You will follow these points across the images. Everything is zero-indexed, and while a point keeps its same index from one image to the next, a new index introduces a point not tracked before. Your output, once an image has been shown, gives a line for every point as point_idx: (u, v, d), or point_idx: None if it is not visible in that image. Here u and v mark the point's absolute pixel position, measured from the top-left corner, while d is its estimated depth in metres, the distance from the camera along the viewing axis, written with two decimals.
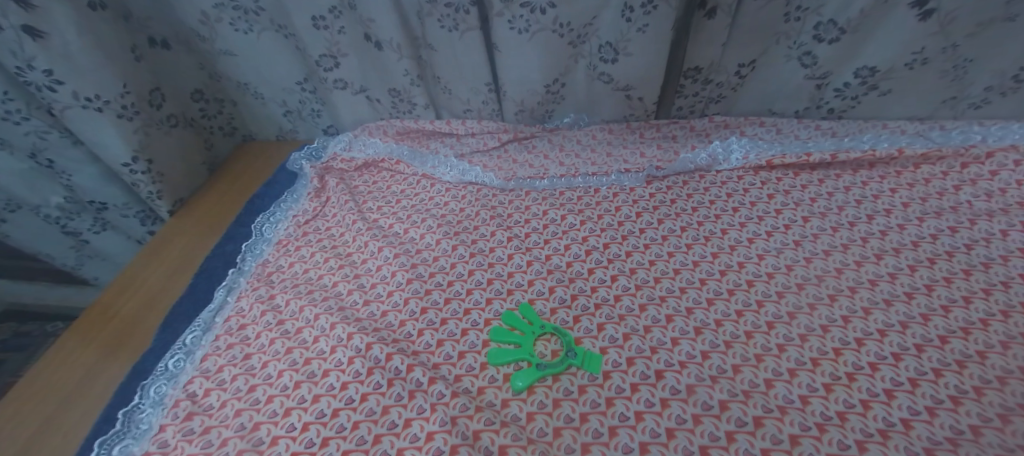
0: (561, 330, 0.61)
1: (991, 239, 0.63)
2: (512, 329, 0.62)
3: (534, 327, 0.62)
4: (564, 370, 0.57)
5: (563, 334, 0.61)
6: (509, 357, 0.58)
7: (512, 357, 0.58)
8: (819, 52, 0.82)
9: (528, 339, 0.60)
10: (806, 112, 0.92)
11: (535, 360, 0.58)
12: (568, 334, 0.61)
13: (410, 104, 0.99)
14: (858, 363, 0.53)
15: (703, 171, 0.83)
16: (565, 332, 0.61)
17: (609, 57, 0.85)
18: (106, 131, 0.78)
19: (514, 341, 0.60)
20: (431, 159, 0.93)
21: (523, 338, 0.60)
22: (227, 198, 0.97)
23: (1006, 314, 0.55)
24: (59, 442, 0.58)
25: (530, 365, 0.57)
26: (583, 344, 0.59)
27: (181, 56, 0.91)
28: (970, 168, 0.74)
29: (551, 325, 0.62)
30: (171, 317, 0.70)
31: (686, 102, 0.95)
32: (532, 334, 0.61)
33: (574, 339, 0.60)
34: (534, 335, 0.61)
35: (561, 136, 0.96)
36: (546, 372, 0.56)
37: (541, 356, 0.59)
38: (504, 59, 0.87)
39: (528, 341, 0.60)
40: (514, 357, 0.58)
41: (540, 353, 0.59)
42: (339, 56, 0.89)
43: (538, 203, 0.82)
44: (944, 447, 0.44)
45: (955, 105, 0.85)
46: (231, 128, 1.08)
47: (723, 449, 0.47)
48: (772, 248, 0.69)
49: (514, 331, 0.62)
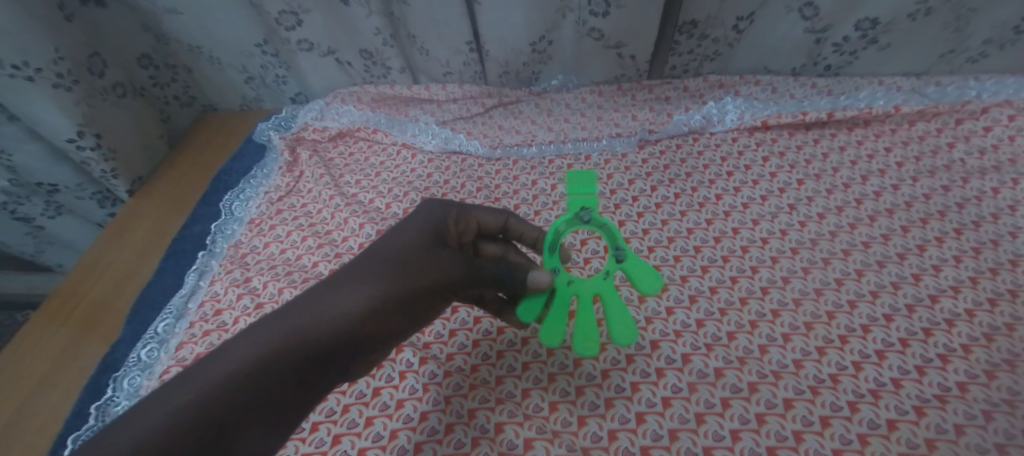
0: (571, 218, 0.45)
1: (983, 197, 0.63)
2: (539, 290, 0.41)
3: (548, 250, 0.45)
4: (647, 291, 0.42)
5: (578, 222, 0.44)
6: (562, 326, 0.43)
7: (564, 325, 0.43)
8: (821, 2, 0.78)
9: (560, 279, 0.45)
10: (802, 69, 0.89)
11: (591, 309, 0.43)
12: (585, 213, 0.44)
13: (384, 67, 0.92)
14: (850, 325, 0.53)
15: (696, 133, 0.80)
16: (577, 214, 0.45)
17: (599, 10, 0.79)
18: (42, 103, 0.71)
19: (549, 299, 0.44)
20: (411, 127, 0.87)
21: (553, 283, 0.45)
22: (188, 175, 0.90)
23: (995, 271, 0.55)
24: (37, 433, 0.55)
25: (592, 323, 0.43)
26: (606, 225, 0.45)
27: (121, 16, 0.82)
28: (965, 124, 0.73)
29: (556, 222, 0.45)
30: (139, 306, 0.66)
31: (681, 60, 0.91)
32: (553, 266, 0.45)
33: (592, 214, 0.45)
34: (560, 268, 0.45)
35: (549, 100, 0.90)
36: (618, 327, 0.42)
37: (591, 291, 0.44)
38: (486, 14, 0.81)
39: (564, 282, 0.44)
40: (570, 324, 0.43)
41: (588, 285, 0.45)
42: (301, 12, 0.82)
43: (526, 172, 0.78)
44: (934, 405, 0.45)
45: (952, 59, 0.83)
46: (189, 98, 1.00)
47: (719, 416, 0.47)
48: (767, 212, 0.67)
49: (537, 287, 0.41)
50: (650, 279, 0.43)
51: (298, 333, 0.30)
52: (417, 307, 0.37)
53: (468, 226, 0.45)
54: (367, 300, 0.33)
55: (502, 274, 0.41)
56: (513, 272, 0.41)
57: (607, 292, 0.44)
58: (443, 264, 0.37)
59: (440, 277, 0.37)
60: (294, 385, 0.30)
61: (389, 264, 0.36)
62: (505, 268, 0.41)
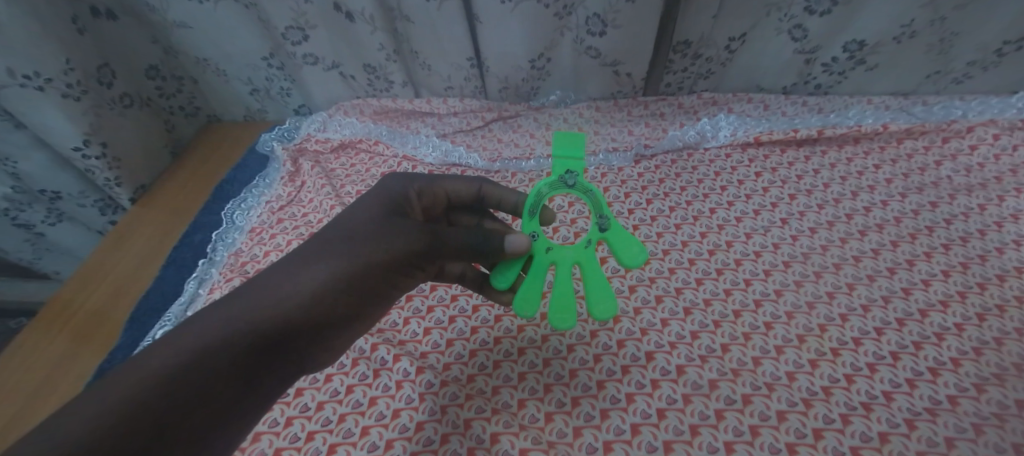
0: (555, 181, 0.47)
1: (969, 213, 0.65)
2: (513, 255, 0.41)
3: (530, 214, 0.48)
4: (626, 260, 0.45)
5: (561, 185, 0.47)
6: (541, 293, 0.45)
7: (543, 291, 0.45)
8: (810, 25, 0.81)
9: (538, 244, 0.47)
10: (793, 88, 0.91)
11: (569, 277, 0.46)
12: (569, 176, 0.47)
13: (387, 81, 0.94)
14: (842, 338, 0.54)
15: (691, 148, 0.82)
16: (560, 177, 0.47)
17: (596, 29, 0.82)
18: (51, 112, 0.72)
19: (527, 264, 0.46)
20: (412, 139, 0.89)
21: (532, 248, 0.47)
22: (189, 185, 0.90)
23: (982, 286, 0.56)
24: None
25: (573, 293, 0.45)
26: (588, 189, 0.47)
27: (131, 29, 0.84)
28: (951, 142, 0.75)
29: (538, 185, 0.47)
30: (138, 313, 0.66)
31: (675, 78, 0.93)
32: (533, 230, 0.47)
33: (577, 176, 0.47)
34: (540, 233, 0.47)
35: (548, 114, 0.92)
36: (597, 294, 0.45)
37: (569, 258, 0.47)
38: (486, 31, 0.83)
39: (543, 249, 0.47)
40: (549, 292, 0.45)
41: (568, 253, 0.47)
42: (308, 28, 0.84)
43: (524, 184, 0.80)
44: (924, 418, 0.45)
45: (938, 80, 0.85)
46: (194, 108, 1.02)
47: (713, 428, 0.47)
48: (760, 226, 0.68)
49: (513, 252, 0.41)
50: (629, 249, 0.45)
51: (255, 314, 0.33)
52: (372, 282, 0.38)
53: (435, 198, 0.49)
54: (318, 276, 0.36)
55: (472, 241, 0.40)
56: (489, 240, 0.40)
57: (586, 259, 0.47)
58: (397, 238, 0.39)
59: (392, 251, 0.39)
60: (251, 370, 0.33)
61: (342, 243, 0.38)
62: (479, 235, 0.40)
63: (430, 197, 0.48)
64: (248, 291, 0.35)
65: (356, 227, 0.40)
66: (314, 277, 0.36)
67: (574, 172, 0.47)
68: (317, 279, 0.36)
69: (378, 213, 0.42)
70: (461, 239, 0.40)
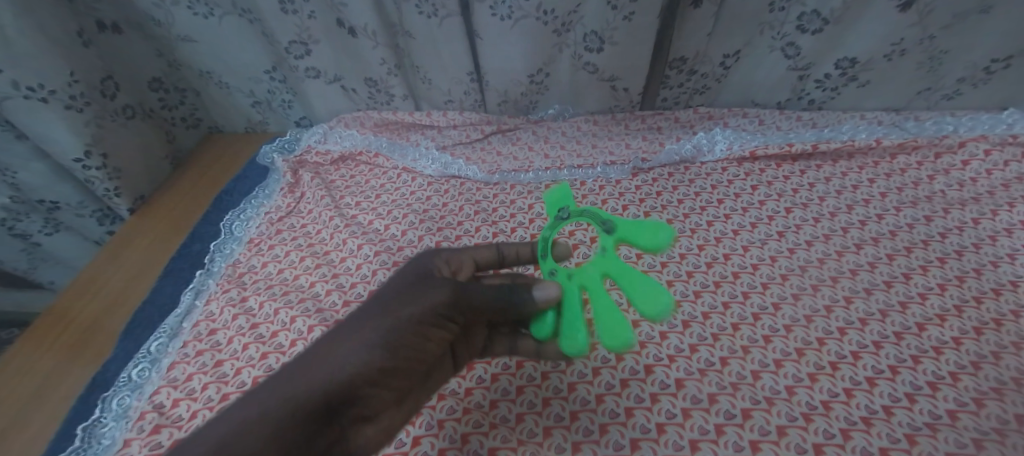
0: (553, 223, 0.48)
1: (963, 227, 0.65)
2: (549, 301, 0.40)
3: (545, 259, 0.47)
4: (650, 246, 0.37)
5: (559, 222, 0.48)
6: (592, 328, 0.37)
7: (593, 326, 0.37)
8: (802, 43, 0.82)
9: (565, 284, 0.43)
10: (788, 103, 0.93)
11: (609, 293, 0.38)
12: (563, 211, 0.48)
13: (388, 95, 0.96)
14: (840, 352, 0.54)
15: (688, 162, 0.83)
16: (556, 215, 0.48)
17: (594, 45, 0.84)
18: (53, 123, 0.73)
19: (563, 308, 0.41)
20: (412, 152, 0.90)
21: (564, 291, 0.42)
22: (187, 194, 0.91)
23: (978, 300, 0.57)
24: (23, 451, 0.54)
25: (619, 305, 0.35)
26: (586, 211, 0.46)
27: (136, 42, 0.86)
28: (943, 157, 0.76)
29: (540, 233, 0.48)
30: (133, 324, 0.66)
31: (671, 93, 0.95)
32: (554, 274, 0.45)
33: (570, 208, 0.48)
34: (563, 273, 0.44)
35: (546, 128, 0.93)
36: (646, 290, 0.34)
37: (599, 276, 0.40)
38: (486, 47, 0.85)
39: (566, 279, 0.43)
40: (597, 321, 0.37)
41: (594, 272, 0.41)
42: (311, 43, 0.86)
43: (523, 196, 0.80)
44: (925, 433, 0.45)
45: (929, 96, 0.87)
46: (196, 120, 1.03)
47: (713, 443, 0.46)
48: (757, 239, 0.69)
49: (546, 299, 0.40)
50: (647, 235, 0.38)
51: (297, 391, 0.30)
52: (405, 350, 0.36)
53: (463, 264, 0.45)
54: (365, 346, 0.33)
55: (497, 294, 0.41)
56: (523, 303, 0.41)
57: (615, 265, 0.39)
58: (422, 299, 0.37)
59: (417, 311, 0.36)
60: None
61: (370, 317, 0.36)
62: (508, 288, 0.41)
63: (457, 266, 0.45)
64: (256, 401, 0.29)
65: (376, 302, 0.37)
66: (344, 362, 0.32)
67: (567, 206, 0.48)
68: (352, 362, 0.32)
69: (396, 284, 0.39)
70: (485, 294, 0.40)
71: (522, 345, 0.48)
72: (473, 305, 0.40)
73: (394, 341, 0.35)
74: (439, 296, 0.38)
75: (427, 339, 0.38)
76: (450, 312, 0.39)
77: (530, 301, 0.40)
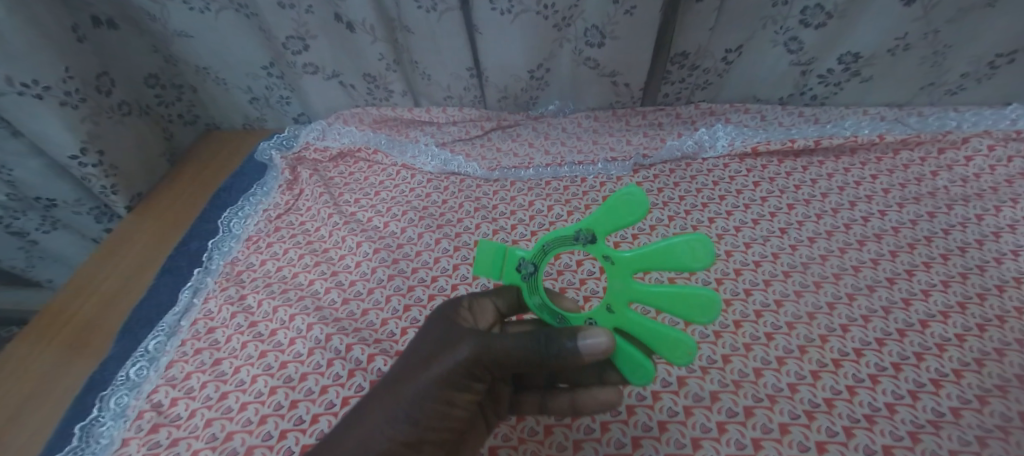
0: (529, 287, 0.41)
1: (967, 224, 0.65)
2: (609, 350, 0.34)
3: (559, 313, 0.41)
4: (638, 221, 0.32)
5: (530, 278, 0.41)
6: (660, 336, 0.35)
7: (659, 335, 0.34)
8: (805, 37, 0.82)
9: (604, 319, 0.38)
10: (790, 99, 0.92)
11: (643, 296, 0.34)
12: (521, 266, 0.40)
13: (386, 91, 0.95)
14: (843, 349, 0.53)
15: (689, 159, 0.82)
16: (519, 277, 0.41)
17: (594, 40, 0.83)
18: (48, 120, 0.72)
19: (619, 340, 0.37)
20: (411, 148, 0.89)
21: (608, 324, 0.38)
22: (184, 195, 0.90)
23: (982, 296, 0.56)
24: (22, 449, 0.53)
25: (666, 299, 0.32)
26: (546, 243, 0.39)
27: (131, 37, 0.85)
28: (947, 153, 0.75)
29: (526, 300, 0.42)
30: (131, 323, 0.65)
31: (673, 88, 0.94)
32: (584, 318, 0.39)
33: (524, 255, 0.40)
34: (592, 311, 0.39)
35: (547, 124, 0.93)
36: (677, 268, 0.31)
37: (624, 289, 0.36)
38: (485, 42, 0.84)
39: (604, 313, 0.38)
40: (657, 327, 0.34)
41: (616, 288, 0.36)
42: (308, 38, 0.85)
43: (523, 193, 0.79)
44: (928, 430, 0.45)
45: (932, 91, 0.87)
46: (192, 116, 1.02)
47: (715, 441, 0.46)
48: (759, 236, 0.68)
49: (602, 350, 0.33)
50: (623, 215, 0.33)
51: None
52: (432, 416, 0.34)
53: (485, 308, 0.42)
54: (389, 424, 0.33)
55: (525, 345, 0.34)
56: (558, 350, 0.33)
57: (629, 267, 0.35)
58: (435, 364, 0.35)
59: (428, 380, 0.34)
60: None
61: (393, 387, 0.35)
62: (541, 337, 0.34)
63: (480, 312, 0.41)
64: None
65: (398, 369, 0.36)
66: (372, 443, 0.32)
67: (520, 259, 0.41)
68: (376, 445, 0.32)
69: (419, 343, 0.38)
70: (509, 344, 0.34)
71: (585, 394, 0.42)
72: (499, 360, 0.35)
73: (414, 415, 0.33)
74: (451, 357, 0.34)
75: (450, 403, 0.35)
76: (470, 370, 0.35)
77: (574, 351, 0.33)
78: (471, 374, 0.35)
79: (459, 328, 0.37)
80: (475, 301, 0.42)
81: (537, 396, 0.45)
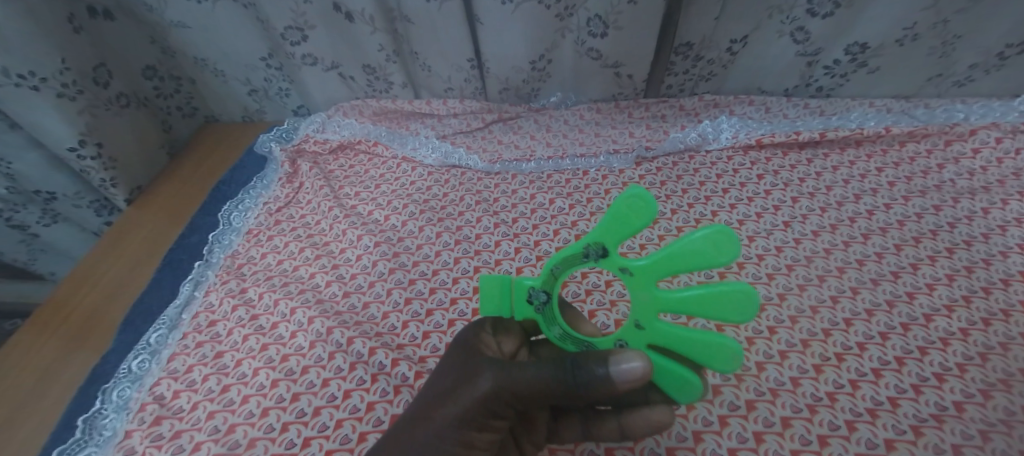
0: (546, 319, 0.39)
1: (973, 217, 0.64)
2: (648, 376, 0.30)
3: (584, 340, 0.38)
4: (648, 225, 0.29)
5: (545, 307, 0.38)
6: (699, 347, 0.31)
7: (695, 346, 0.31)
8: (812, 27, 0.80)
9: (634, 337, 0.35)
10: (795, 91, 0.91)
11: (671, 305, 0.31)
12: (532, 295, 0.38)
13: (386, 82, 0.94)
14: (846, 343, 0.53)
15: (692, 151, 0.82)
16: (532, 308, 0.39)
17: (597, 31, 0.82)
18: (45, 112, 0.71)
19: (655, 359, 0.34)
20: (411, 141, 0.88)
21: (640, 343, 0.35)
22: (183, 193, 0.88)
23: (987, 290, 0.56)
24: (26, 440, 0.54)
25: (696, 302, 0.29)
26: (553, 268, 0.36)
27: (127, 28, 0.84)
28: (953, 145, 0.75)
29: (547, 332, 0.40)
30: (132, 315, 0.65)
31: (676, 80, 0.93)
32: (612, 341, 0.36)
33: (533, 284, 0.38)
34: (620, 332, 0.36)
35: (549, 116, 0.92)
36: (703, 266, 0.27)
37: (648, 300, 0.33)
38: (486, 32, 0.83)
39: (634, 329, 0.35)
40: (692, 335, 0.31)
41: (641, 301, 0.33)
42: (307, 29, 0.84)
43: (525, 186, 0.79)
44: (931, 424, 0.45)
45: (940, 83, 0.85)
46: (191, 109, 1.01)
47: (717, 434, 0.46)
48: (762, 229, 0.68)
49: (640, 377, 0.29)
50: (631, 219, 0.30)
51: None
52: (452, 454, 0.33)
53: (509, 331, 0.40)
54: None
55: (550, 375, 0.31)
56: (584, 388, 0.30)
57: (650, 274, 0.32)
58: (451, 402, 0.33)
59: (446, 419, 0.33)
60: None
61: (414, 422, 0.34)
62: (567, 365, 0.31)
63: (505, 332, 0.40)
64: None
65: (420, 402, 0.36)
66: None
67: (529, 288, 0.38)
68: None
69: (438, 376, 0.36)
70: (532, 374, 0.32)
71: (632, 415, 0.38)
72: (522, 393, 0.32)
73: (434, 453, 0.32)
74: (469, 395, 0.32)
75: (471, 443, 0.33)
76: (490, 406, 0.33)
77: (607, 379, 0.30)
78: (492, 410, 0.33)
79: (477, 358, 0.35)
80: (499, 322, 0.40)
81: (579, 414, 0.42)
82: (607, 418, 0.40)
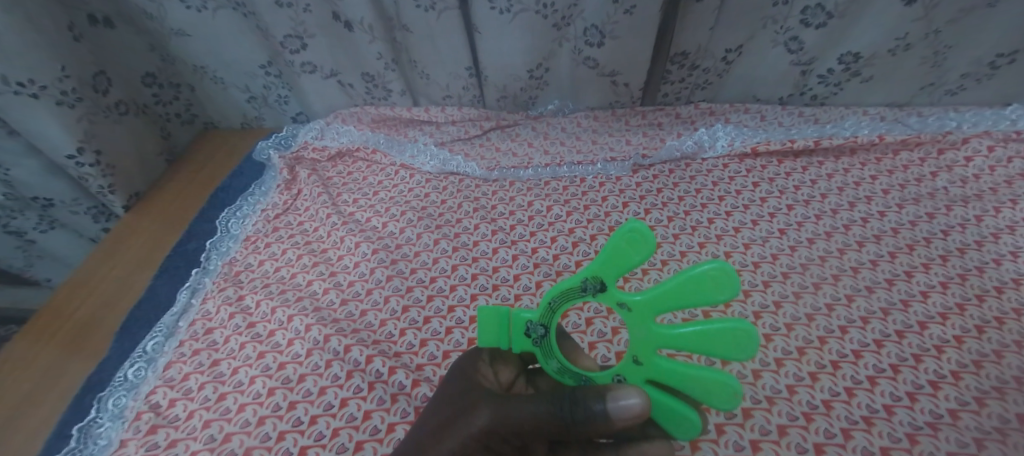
0: (544, 351, 0.38)
1: (966, 225, 0.65)
2: (647, 414, 0.28)
3: (583, 374, 0.37)
4: (646, 259, 0.29)
5: (543, 340, 0.38)
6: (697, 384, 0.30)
7: (695, 383, 0.30)
8: (806, 37, 0.81)
9: (632, 373, 0.35)
10: (790, 99, 0.92)
11: (669, 341, 0.31)
12: (530, 329, 0.37)
13: (385, 90, 0.94)
14: (841, 351, 0.53)
15: (688, 159, 0.82)
16: (529, 341, 0.38)
17: (594, 40, 0.83)
18: (44, 120, 0.71)
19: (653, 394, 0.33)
20: (410, 148, 0.89)
21: (639, 379, 0.35)
22: (180, 202, 0.88)
23: (981, 298, 0.56)
24: (19, 448, 0.53)
25: (695, 340, 0.28)
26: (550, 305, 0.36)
27: (127, 36, 0.85)
28: (946, 154, 0.75)
29: (544, 365, 0.39)
30: (128, 323, 0.65)
31: (672, 88, 0.94)
32: (611, 376, 0.36)
33: (530, 318, 0.37)
34: (617, 368, 0.36)
35: (546, 124, 0.92)
36: (702, 303, 0.27)
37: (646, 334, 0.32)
38: (484, 42, 0.84)
39: (632, 365, 0.34)
40: (692, 373, 0.30)
41: (639, 336, 0.33)
42: (306, 37, 0.85)
43: (523, 193, 0.79)
44: (926, 432, 0.45)
45: (933, 92, 0.86)
46: (190, 116, 1.02)
47: (714, 443, 0.46)
48: (758, 237, 0.68)
49: (638, 414, 0.28)
50: (630, 254, 0.30)
51: None
52: None
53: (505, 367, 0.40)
54: None
55: (543, 410, 0.30)
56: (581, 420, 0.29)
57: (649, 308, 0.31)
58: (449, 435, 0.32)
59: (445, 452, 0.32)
60: None
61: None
62: (563, 400, 0.30)
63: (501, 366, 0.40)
64: None
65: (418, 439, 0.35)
66: None
67: (527, 322, 0.37)
68: None
69: (438, 405, 0.36)
70: (527, 409, 0.30)
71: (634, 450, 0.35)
72: (517, 430, 0.31)
73: None
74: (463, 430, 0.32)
75: None
76: (486, 442, 0.32)
77: (604, 415, 0.28)
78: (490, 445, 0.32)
79: (474, 391, 0.34)
80: (496, 353, 0.41)
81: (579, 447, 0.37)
82: (605, 451, 0.36)
